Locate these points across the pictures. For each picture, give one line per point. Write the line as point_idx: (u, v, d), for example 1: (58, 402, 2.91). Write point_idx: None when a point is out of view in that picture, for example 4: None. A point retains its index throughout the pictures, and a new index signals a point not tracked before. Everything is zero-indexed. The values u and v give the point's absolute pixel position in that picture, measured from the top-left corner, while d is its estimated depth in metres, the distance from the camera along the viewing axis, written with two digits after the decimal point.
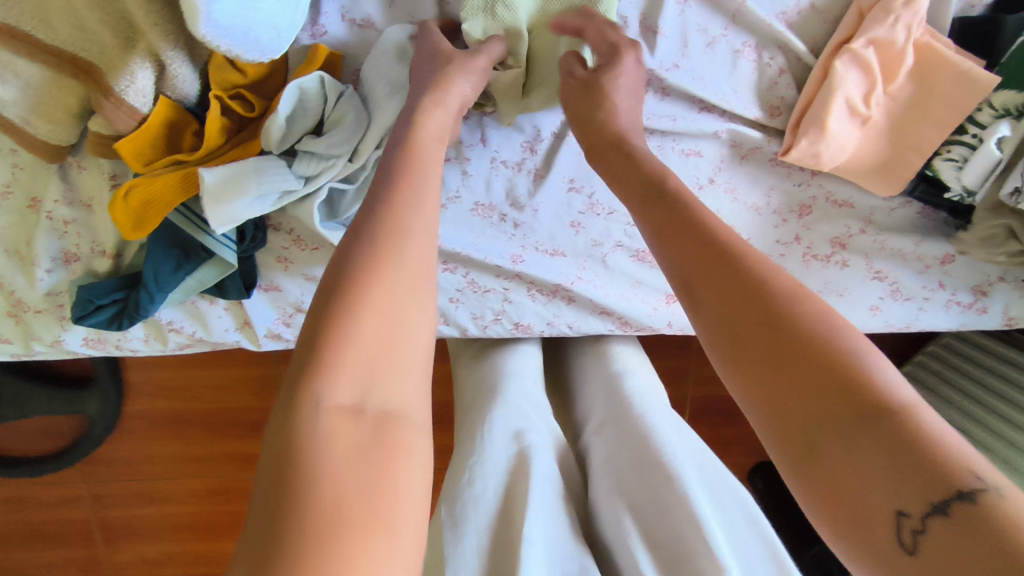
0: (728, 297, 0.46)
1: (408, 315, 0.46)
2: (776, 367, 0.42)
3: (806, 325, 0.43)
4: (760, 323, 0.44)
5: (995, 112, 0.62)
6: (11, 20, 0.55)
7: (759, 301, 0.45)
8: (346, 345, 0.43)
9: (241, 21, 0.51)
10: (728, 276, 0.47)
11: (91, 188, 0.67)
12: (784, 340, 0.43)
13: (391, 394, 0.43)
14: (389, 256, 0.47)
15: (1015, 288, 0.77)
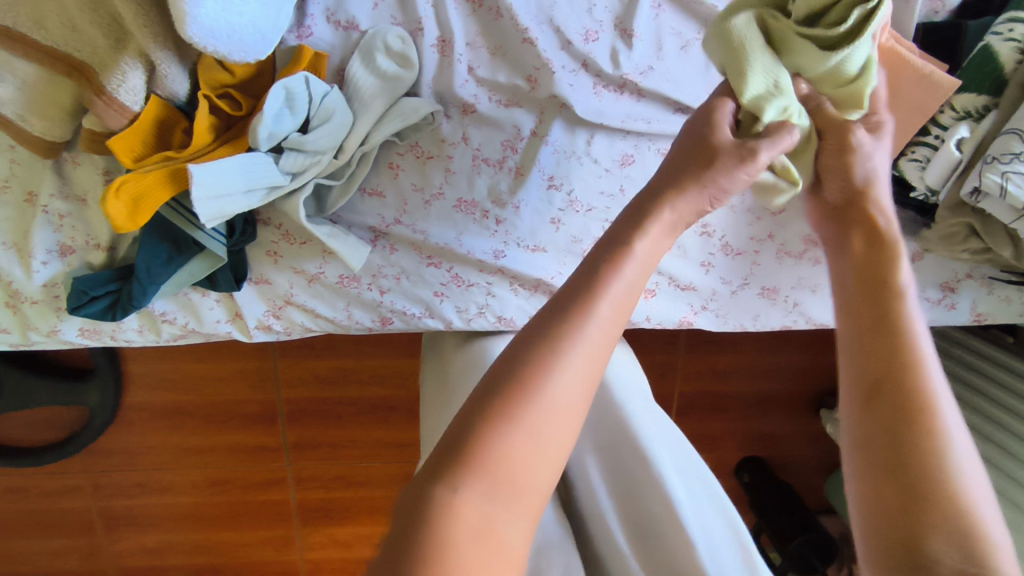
0: (893, 425, 0.47)
1: (580, 395, 0.43)
2: (909, 511, 0.44)
3: (950, 485, 0.44)
4: (904, 463, 0.45)
5: (956, 115, 0.65)
6: (8, 21, 0.57)
7: (918, 442, 0.46)
8: (496, 441, 0.40)
9: (226, 21, 0.53)
10: (898, 403, 0.47)
11: (86, 183, 0.70)
12: (922, 490, 0.44)
13: (531, 475, 0.41)
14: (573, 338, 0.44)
15: (982, 285, 0.79)
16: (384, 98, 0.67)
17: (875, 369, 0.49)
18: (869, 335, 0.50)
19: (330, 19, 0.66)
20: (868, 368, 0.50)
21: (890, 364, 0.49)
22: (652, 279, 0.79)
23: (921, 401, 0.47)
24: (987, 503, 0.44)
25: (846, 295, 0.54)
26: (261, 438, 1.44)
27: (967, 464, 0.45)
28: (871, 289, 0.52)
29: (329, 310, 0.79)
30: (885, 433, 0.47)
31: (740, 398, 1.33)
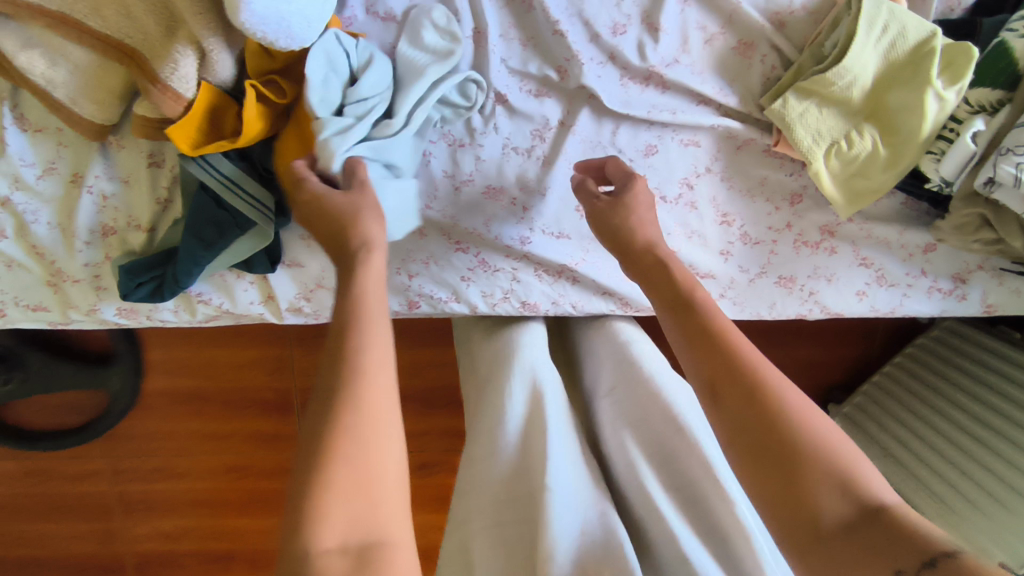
0: (743, 412, 0.53)
1: (392, 435, 0.48)
2: (789, 473, 0.50)
3: (805, 439, 0.51)
4: (766, 440, 0.51)
5: (971, 108, 0.67)
6: (64, 8, 0.60)
7: (772, 417, 0.52)
8: (331, 485, 0.43)
9: (278, 11, 0.56)
10: (738, 391, 0.53)
11: (131, 167, 0.72)
12: (790, 454, 0.50)
13: (381, 504, 0.45)
14: (365, 374, 0.48)
15: (993, 276, 0.81)
16: (439, 68, 0.67)
17: (709, 369, 0.56)
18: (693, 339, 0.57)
19: (367, 10, 0.69)
20: (699, 369, 0.56)
21: (716, 358, 0.56)
22: None
23: (755, 380, 0.54)
24: (838, 439, 0.51)
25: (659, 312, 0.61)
26: (276, 425, 1.46)
27: (812, 413, 0.53)
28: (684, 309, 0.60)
29: None
30: (745, 426, 0.52)
31: None
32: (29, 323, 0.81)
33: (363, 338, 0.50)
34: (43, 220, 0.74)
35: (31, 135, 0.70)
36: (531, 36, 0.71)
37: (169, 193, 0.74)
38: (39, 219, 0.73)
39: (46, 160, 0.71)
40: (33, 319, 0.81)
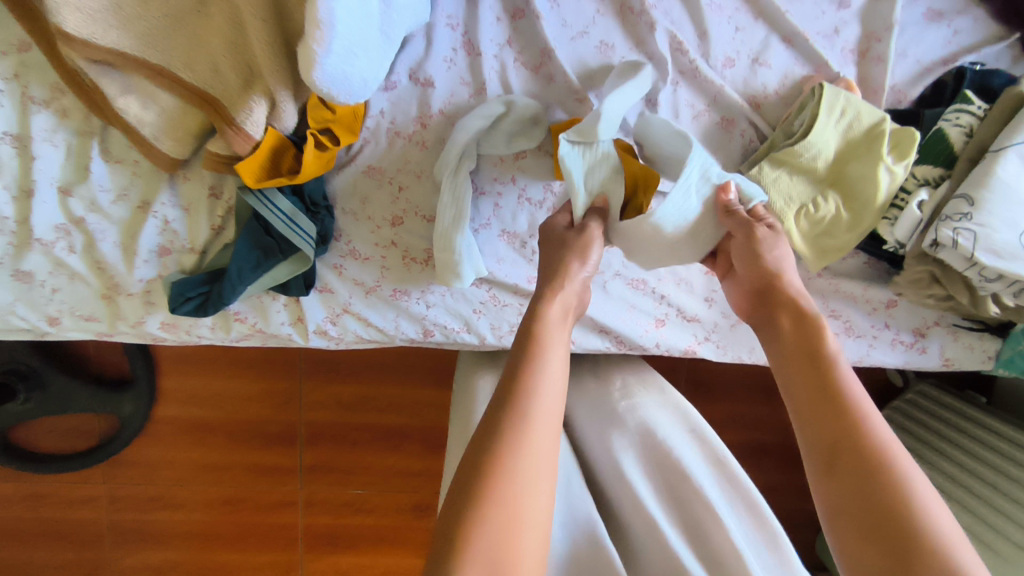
0: (861, 487, 0.55)
1: (551, 452, 0.58)
2: (901, 557, 0.50)
3: (927, 530, 0.50)
4: (881, 521, 0.52)
5: (918, 182, 0.79)
6: (163, 63, 0.71)
7: (892, 503, 0.53)
8: (485, 517, 0.51)
9: (342, 73, 0.67)
10: (859, 466, 0.55)
11: (192, 197, 0.83)
12: (909, 539, 0.50)
13: (526, 545, 0.51)
14: (531, 394, 0.59)
15: (948, 333, 0.91)
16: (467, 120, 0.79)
17: (833, 440, 0.58)
18: (815, 407, 0.61)
19: (412, 77, 0.82)
20: (822, 436, 0.59)
21: (841, 431, 0.58)
22: (662, 309, 0.90)
23: (882, 462, 0.55)
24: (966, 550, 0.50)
25: (788, 375, 0.65)
26: (278, 458, 1.50)
27: (943, 514, 0.52)
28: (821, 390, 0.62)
29: (380, 320, 0.90)
30: (861, 506, 0.54)
31: (735, 446, 1.42)
32: (78, 332, 0.89)
33: (537, 373, 0.61)
34: (109, 239, 0.83)
35: (110, 165, 0.81)
36: (548, 104, 0.84)
37: (223, 221, 0.84)
38: (105, 238, 0.83)
39: (120, 187, 0.82)
40: (83, 328, 0.89)
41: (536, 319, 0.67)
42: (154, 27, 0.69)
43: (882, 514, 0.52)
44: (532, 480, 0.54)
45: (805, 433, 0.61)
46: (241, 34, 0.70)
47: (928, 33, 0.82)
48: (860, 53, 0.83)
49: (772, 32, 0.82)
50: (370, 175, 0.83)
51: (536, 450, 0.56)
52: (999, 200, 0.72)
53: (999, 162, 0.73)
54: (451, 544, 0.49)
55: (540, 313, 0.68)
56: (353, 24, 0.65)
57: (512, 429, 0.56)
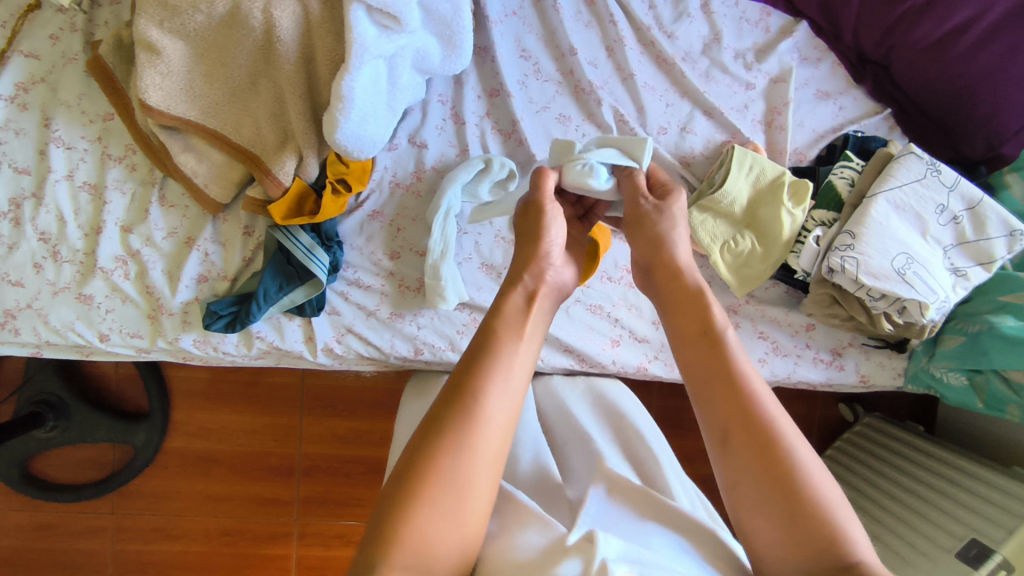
0: (759, 463, 0.59)
1: (495, 454, 0.59)
2: (790, 519, 0.56)
3: (811, 495, 0.57)
4: (780, 487, 0.57)
5: (816, 222, 0.98)
6: (220, 128, 0.92)
7: (786, 475, 0.58)
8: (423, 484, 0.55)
9: (358, 134, 0.87)
10: (755, 444, 0.59)
11: (228, 234, 1.02)
12: (801, 501, 0.56)
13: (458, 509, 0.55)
14: (479, 401, 0.59)
15: (861, 352, 1.07)
16: (454, 170, 0.99)
17: (734, 419, 0.61)
18: (717, 388, 0.63)
19: (411, 141, 1.03)
20: (721, 413, 0.62)
21: (738, 409, 0.61)
22: (616, 331, 1.07)
23: (776, 437, 0.59)
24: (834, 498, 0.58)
25: (687, 354, 0.68)
26: (276, 491, 1.61)
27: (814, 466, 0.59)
28: (720, 366, 0.65)
29: (378, 339, 1.05)
30: (756, 469, 0.59)
31: (703, 478, 1.54)
32: (123, 348, 1.05)
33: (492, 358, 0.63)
34: (158, 267, 1.01)
35: (166, 209, 1.01)
36: (518, 160, 1.04)
37: (253, 253, 1.03)
38: (156, 267, 1.01)
39: (172, 226, 1.01)
40: (127, 345, 1.04)
41: (502, 306, 0.68)
42: (213, 101, 0.90)
43: (773, 476, 0.58)
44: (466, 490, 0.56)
45: (712, 405, 0.63)
46: (281, 107, 0.91)
47: (819, 108, 1.04)
48: (767, 123, 1.04)
49: (695, 107, 1.04)
50: (374, 218, 1.03)
51: (484, 426, 0.59)
52: (873, 234, 0.90)
53: (872, 205, 0.91)
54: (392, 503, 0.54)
55: (506, 300, 0.69)
56: (366, 93, 0.85)
57: (465, 412, 0.59)
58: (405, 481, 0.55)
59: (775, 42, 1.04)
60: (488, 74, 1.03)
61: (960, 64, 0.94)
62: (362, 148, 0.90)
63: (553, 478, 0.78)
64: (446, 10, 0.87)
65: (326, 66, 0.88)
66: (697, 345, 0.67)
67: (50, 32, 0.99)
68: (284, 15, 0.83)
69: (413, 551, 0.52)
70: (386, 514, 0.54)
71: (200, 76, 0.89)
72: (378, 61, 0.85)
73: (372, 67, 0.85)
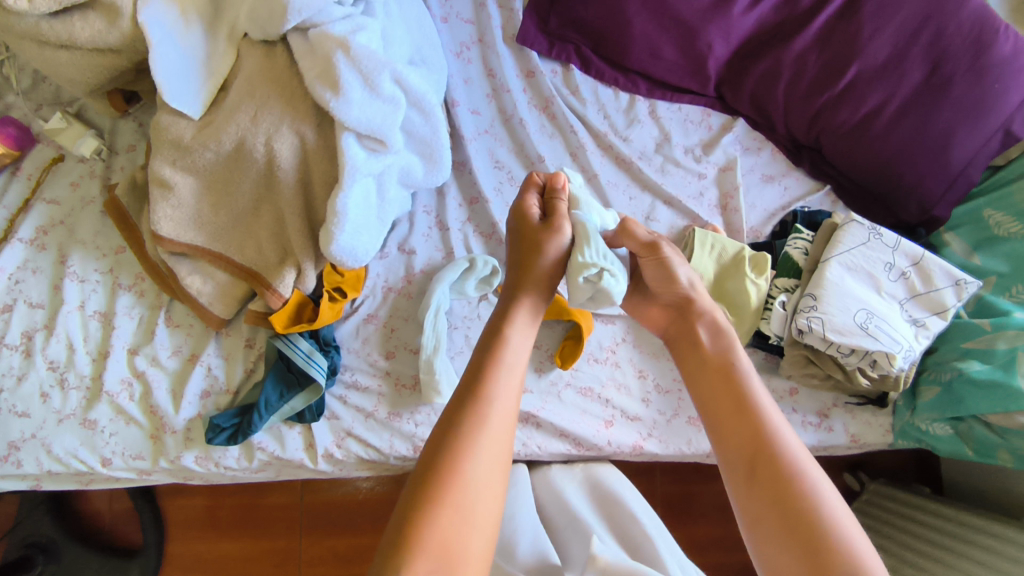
0: (776, 498, 0.63)
1: (492, 468, 0.68)
2: (782, 505, 0.63)
3: (823, 519, 0.61)
4: (781, 479, 0.64)
5: (780, 289, 1.05)
6: (225, 250, 1.01)
7: (799, 508, 0.62)
8: (452, 455, 0.67)
9: (353, 245, 0.96)
10: (768, 475, 0.65)
11: (230, 348, 1.07)
12: (794, 491, 0.63)
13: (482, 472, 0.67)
14: (490, 399, 0.72)
15: (846, 411, 1.10)
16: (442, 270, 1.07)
17: (748, 452, 0.68)
18: (730, 408, 0.72)
19: (401, 249, 1.12)
20: (739, 451, 0.69)
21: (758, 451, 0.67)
22: (609, 412, 1.10)
23: (791, 470, 0.65)
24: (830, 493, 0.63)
25: (707, 381, 0.77)
26: None
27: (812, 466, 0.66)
28: (728, 382, 0.75)
29: (378, 440, 1.07)
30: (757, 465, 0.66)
31: (721, 566, 1.48)
32: (124, 471, 1.06)
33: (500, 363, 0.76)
34: (163, 386, 1.05)
35: (172, 329, 1.07)
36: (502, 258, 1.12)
37: (254, 365, 1.08)
38: (160, 386, 1.05)
39: (177, 345, 1.07)
40: (129, 467, 1.05)
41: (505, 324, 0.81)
42: (220, 226, 0.99)
43: (769, 470, 0.65)
44: (473, 498, 0.65)
45: (721, 415, 0.73)
46: (280, 227, 1.00)
47: (766, 190, 1.16)
48: (722, 207, 1.15)
49: (655, 198, 1.15)
50: (368, 322, 1.09)
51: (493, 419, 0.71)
52: (833, 295, 0.98)
53: (826, 269, 1.00)
54: (422, 479, 0.65)
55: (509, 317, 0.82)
56: (359, 207, 0.95)
57: (477, 407, 0.71)
58: (425, 478, 0.65)
59: (718, 137, 1.18)
60: (467, 184, 1.14)
61: (880, 141, 1.08)
62: (358, 258, 0.99)
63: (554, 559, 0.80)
64: (427, 132, 0.99)
65: (321, 186, 0.98)
66: (714, 370, 0.77)
67: (71, 179, 1.10)
68: (283, 147, 0.94)
69: (435, 555, 0.59)
70: (403, 523, 0.62)
71: (207, 206, 0.99)
72: (368, 179, 0.96)
73: (363, 185, 0.95)
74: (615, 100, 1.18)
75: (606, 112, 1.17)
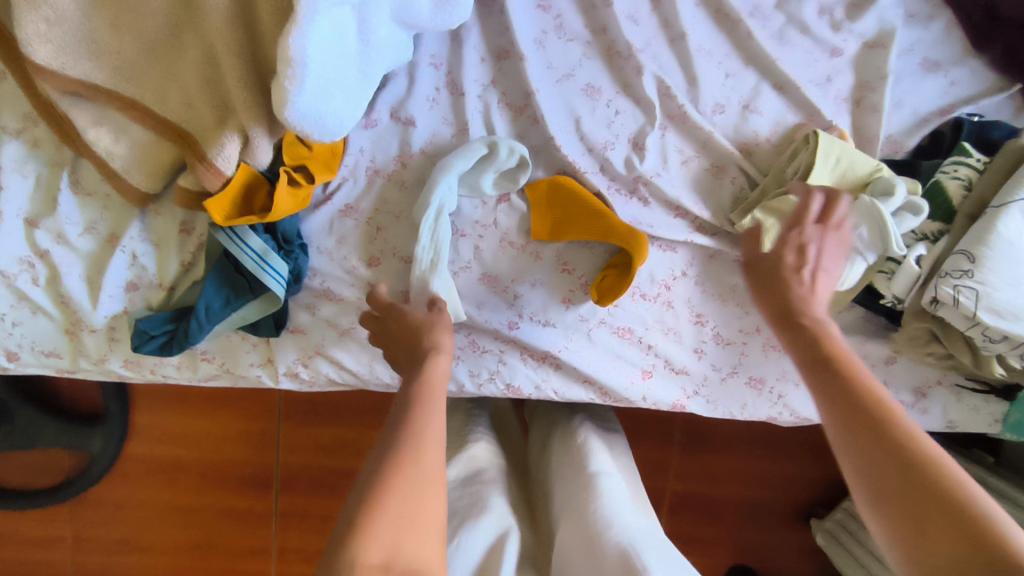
0: (891, 472, 0.54)
1: (435, 496, 0.53)
2: (901, 487, 0.53)
3: (954, 494, 0.51)
4: (897, 455, 0.55)
5: (915, 236, 0.76)
6: (138, 96, 0.70)
7: (926, 487, 0.52)
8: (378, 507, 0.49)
9: (317, 111, 0.65)
10: (881, 449, 0.56)
11: (162, 232, 0.80)
12: (915, 469, 0.53)
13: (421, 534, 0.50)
14: (410, 438, 0.56)
15: (951, 392, 0.86)
16: (454, 154, 0.76)
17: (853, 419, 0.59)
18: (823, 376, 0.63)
19: (394, 116, 0.80)
20: (842, 423, 0.60)
21: (874, 432, 0.57)
22: (649, 360, 0.86)
23: (905, 442, 0.55)
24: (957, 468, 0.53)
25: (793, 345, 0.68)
26: (251, 503, 1.43)
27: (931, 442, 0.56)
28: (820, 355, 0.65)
29: (354, 363, 0.86)
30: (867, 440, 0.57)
31: None
32: (39, 367, 0.86)
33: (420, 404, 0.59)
34: (75, 272, 0.80)
35: (81, 197, 0.79)
36: (536, 145, 0.81)
37: (193, 258, 0.81)
38: (71, 271, 0.80)
39: (89, 220, 0.79)
40: (45, 364, 0.85)
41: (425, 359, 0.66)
42: (128, 59, 0.68)
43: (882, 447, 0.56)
44: (432, 473, 0.54)
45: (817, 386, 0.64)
46: (216, 69, 0.68)
47: (924, 84, 0.80)
48: (855, 102, 0.80)
49: (762, 79, 0.80)
50: (347, 215, 0.80)
51: (422, 460, 0.54)
52: (1001, 257, 0.68)
53: (999, 219, 0.69)
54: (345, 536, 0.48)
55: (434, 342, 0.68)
56: (327, 55, 0.62)
57: (397, 451, 0.54)
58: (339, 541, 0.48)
59: None
60: (494, 30, 0.80)
61: None
62: (324, 131, 0.67)
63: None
64: None
65: (271, 13, 0.64)
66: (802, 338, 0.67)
67: None
68: None
69: (385, 548, 0.48)
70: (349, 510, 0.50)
71: (104, 24, 0.66)
72: (343, 9, 0.62)
73: (334, 19, 0.62)
74: None
75: None
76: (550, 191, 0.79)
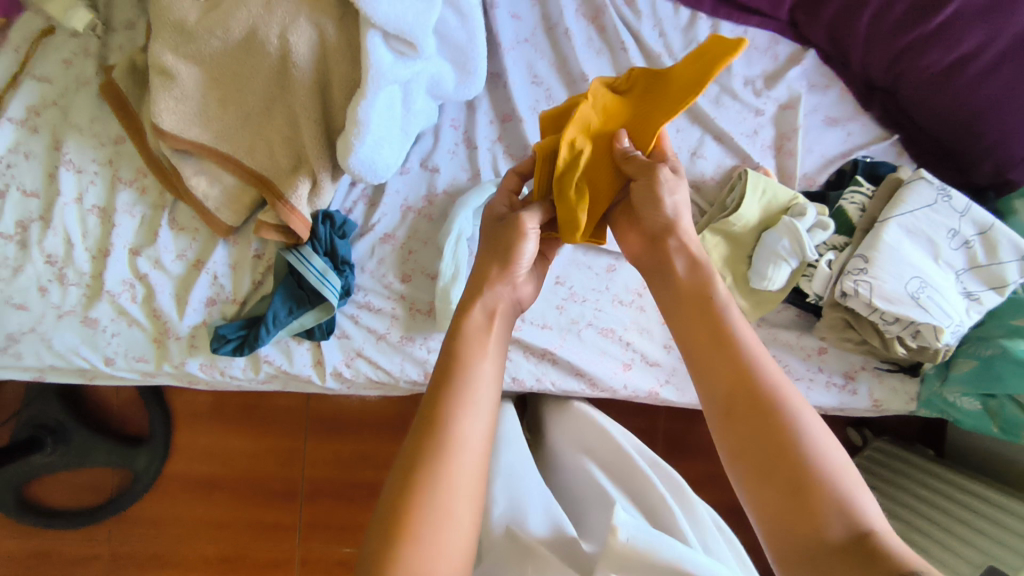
0: (777, 472, 0.57)
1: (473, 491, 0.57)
2: (795, 494, 0.55)
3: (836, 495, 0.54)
4: (783, 458, 0.57)
5: (828, 247, 0.98)
6: (232, 152, 0.92)
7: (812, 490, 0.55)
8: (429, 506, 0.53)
9: (371, 158, 0.88)
10: (770, 448, 0.57)
11: (239, 258, 1.02)
12: (802, 474, 0.56)
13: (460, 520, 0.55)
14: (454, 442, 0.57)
15: (874, 375, 1.06)
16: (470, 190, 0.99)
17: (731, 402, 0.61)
18: (709, 351, 0.63)
19: (423, 165, 1.03)
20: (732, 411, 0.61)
21: (757, 427, 0.59)
22: (628, 355, 1.06)
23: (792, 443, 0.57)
24: (843, 470, 0.56)
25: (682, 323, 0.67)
26: (279, 515, 1.57)
27: (826, 446, 0.57)
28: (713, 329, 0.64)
29: (388, 363, 1.02)
30: (756, 445, 0.58)
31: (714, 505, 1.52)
32: (127, 371, 1.02)
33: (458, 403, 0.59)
34: (166, 291, 1.00)
35: (176, 232, 1.00)
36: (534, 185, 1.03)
37: (263, 277, 1.02)
38: (164, 290, 1.00)
39: (182, 249, 1.01)
40: (132, 368, 1.01)
41: (458, 337, 0.65)
42: (227, 126, 0.91)
43: (772, 450, 0.57)
44: (473, 461, 0.58)
45: (705, 377, 0.63)
46: (294, 131, 0.91)
47: (826, 135, 1.05)
48: (776, 149, 1.05)
49: (705, 132, 1.04)
50: (386, 241, 1.02)
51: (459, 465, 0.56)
52: (886, 258, 0.91)
53: (883, 230, 0.92)
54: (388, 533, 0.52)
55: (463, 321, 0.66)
56: (382, 117, 0.86)
57: (433, 458, 0.56)
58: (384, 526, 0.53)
59: (784, 69, 1.05)
60: (500, 99, 1.04)
61: (967, 92, 0.95)
62: (376, 172, 0.90)
63: (567, 531, 0.71)
64: (461, 36, 0.88)
65: (340, 89, 0.89)
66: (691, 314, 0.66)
67: (63, 56, 1.01)
68: (301, 40, 0.84)
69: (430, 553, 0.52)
70: (399, 484, 0.55)
71: (214, 100, 0.89)
72: (394, 87, 0.86)
73: (388, 94, 0.85)
74: (675, 16, 1.04)
75: (661, 29, 1.04)
76: (644, 94, 0.73)
